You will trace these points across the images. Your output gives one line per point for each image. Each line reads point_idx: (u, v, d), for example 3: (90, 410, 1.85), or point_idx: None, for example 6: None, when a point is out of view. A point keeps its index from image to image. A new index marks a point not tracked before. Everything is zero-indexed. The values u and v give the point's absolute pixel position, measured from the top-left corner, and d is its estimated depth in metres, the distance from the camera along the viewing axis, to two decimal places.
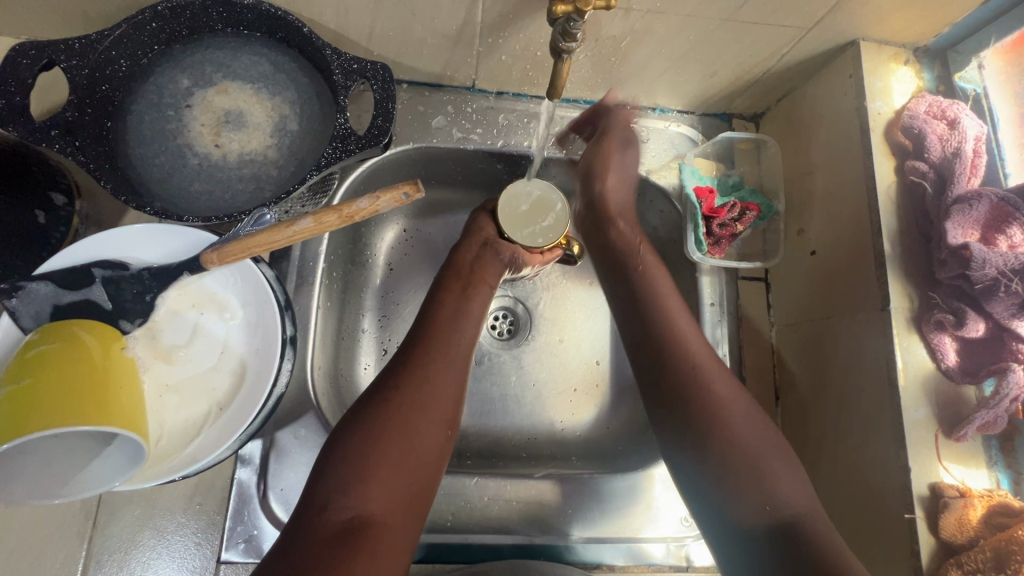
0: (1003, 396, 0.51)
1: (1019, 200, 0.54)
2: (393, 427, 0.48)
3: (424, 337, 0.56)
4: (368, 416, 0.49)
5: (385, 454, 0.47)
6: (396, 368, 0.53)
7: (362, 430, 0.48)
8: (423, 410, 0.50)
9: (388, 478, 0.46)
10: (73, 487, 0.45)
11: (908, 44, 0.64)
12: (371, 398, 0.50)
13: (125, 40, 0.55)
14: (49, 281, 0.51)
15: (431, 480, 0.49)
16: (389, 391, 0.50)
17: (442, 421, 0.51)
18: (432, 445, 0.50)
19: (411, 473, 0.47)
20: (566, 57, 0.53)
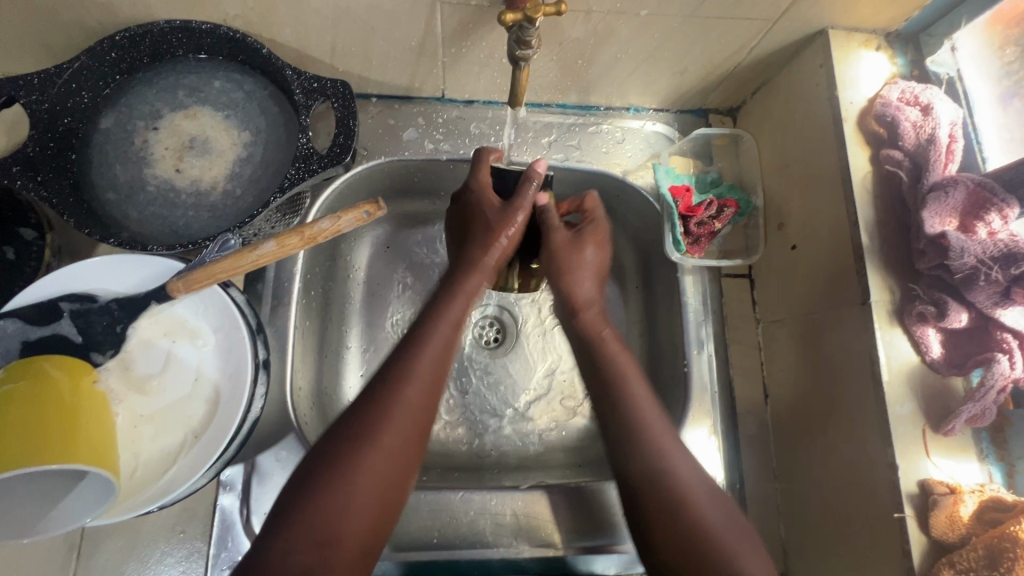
0: (989, 387, 0.50)
1: (994, 184, 0.53)
2: (370, 473, 0.46)
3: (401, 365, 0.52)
4: (339, 455, 0.46)
5: (356, 498, 0.45)
6: (364, 399, 0.50)
7: (335, 473, 0.45)
8: (391, 451, 0.48)
9: (357, 517, 0.45)
10: (43, 525, 0.46)
11: (879, 29, 0.63)
12: (343, 436, 0.48)
13: (85, 71, 0.55)
14: (17, 318, 0.51)
15: (386, 519, 0.47)
16: (361, 430, 0.48)
17: (401, 462, 0.48)
18: (391, 486, 0.47)
19: (379, 500, 0.46)
20: (524, 64, 0.52)
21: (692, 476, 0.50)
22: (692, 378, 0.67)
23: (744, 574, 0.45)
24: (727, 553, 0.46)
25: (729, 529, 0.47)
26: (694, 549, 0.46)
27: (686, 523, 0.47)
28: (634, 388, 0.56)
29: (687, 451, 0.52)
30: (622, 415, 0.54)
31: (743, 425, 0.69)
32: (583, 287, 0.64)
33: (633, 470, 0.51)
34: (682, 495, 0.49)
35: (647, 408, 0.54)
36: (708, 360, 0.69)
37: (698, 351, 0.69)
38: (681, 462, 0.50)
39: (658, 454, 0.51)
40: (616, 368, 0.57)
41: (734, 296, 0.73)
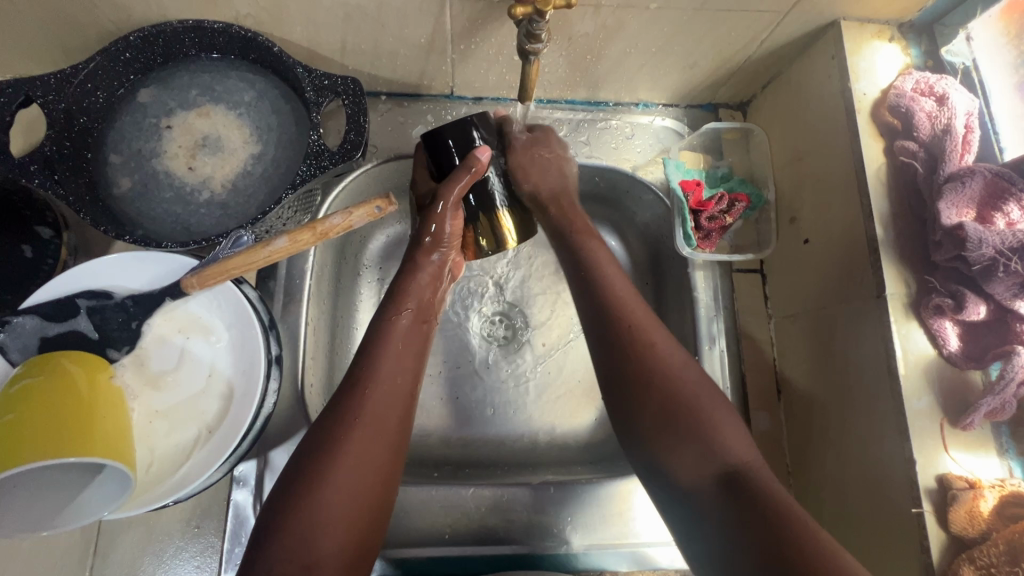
0: (1009, 380, 0.50)
1: (1013, 175, 0.52)
2: (342, 485, 0.45)
3: (364, 373, 0.51)
4: (311, 470, 0.45)
5: (332, 512, 0.44)
6: (334, 413, 0.49)
7: (307, 491, 0.44)
8: (366, 461, 0.47)
9: (338, 530, 0.44)
10: (62, 518, 0.46)
11: (892, 20, 0.62)
12: (313, 452, 0.46)
13: (99, 71, 0.56)
14: (35, 314, 0.52)
15: (376, 525, 0.47)
16: (332, 444, 0.46)
17: (374, 472, 0.47)
18: (371, 491, 0.47)
19: (364, 504, 0.46)
20: (533, 58, 0.52)
21: (677, 363, 0.53)
22: None
23: (732, 452, 0.49)
24: (704, 423, 0.50)
25: (707, 403, 0.51)
26: (672, 423, 0.50)
27: (681, 415, 0.50)
28: (629, 307, 0.56)
29: (671, 338, 0.55)
30: (619, 329, 0.55)
31: (755, 420, 0.68)
32: (546, 182, 0.64)
33: (625, 365, 0.54)
34: (659, 378, 0.52)
35: (641, 314, 0.56)
36: (720, 355, 0.68)
37: (710, 346, 0.68)
38: (660, 346, 0.53)
39: (648, 348, 0.54)
40: (607, 290, 0.57)
41: (746, 292, 0.73)
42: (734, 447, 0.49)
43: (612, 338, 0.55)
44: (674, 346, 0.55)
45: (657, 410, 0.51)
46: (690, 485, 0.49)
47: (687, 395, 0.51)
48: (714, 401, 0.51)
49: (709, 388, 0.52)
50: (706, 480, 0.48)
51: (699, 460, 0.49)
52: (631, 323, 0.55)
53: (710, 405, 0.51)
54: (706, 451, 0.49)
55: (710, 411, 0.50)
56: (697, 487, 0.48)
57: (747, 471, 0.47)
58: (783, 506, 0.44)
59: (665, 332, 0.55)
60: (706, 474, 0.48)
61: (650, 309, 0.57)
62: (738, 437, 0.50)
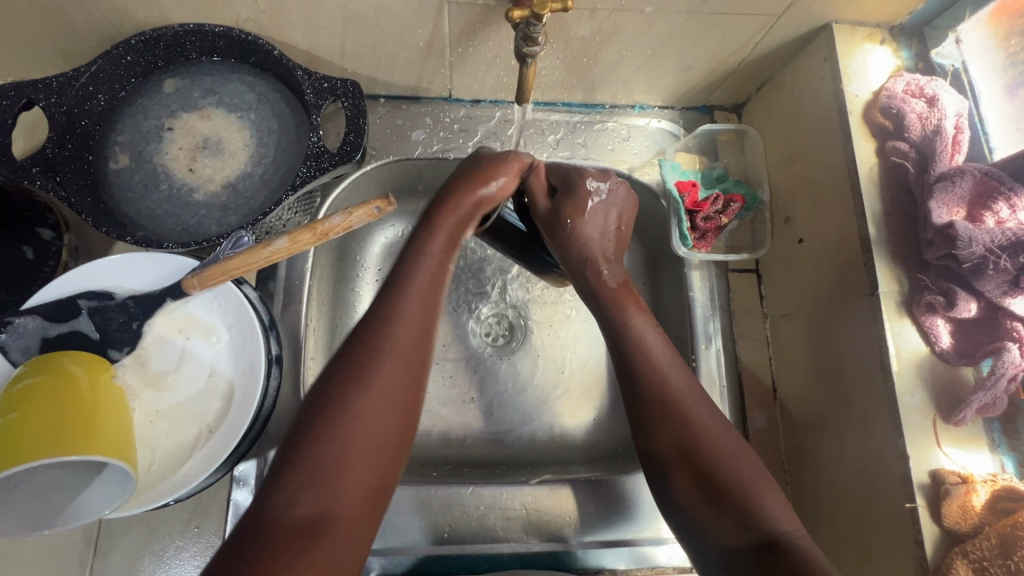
0: (1000, 376, 0.50)
1: (1002, 174, 0.53)
2: (373, 406, 0.43)
3: (388, 305, 0.49)
4: (336, 394, 0.43)
5: (360, 433, 0.42)
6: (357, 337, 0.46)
7: (334, 416, 0.42)
8: (394, 384, 0.44)
9: (367, 454, 0.41)
10: (63, 517, 0.46)
11: (882, 24, 0.63)
12: (339, 376, 0.44)
13: (101, 74, 0.57)
14: (36, 315, 0.52)
15: (398, 452, 0.44)
16: (358, 368, 0.44)
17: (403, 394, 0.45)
18: (398, 412, 0.44)
19: (383, 441, 0.43)
20: (530, 61, 0.53)
21: (717, 431, 0.50)
22: (701, 372, 0.68)
23: (776, 525, 0.44)
24: (744, 489, 0.46)
25: (746, 471, 0.48)
26: (708, 490, 0.47)
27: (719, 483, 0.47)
28: (665, 373, 0.53)
29: (714, 408, 0.52)
30: (653, 399, 0.52)
31: (752, 418, 0.69)
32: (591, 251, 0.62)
33: (657, 434, 0.51)
34: (693, 442, 0.49)
35: (680, 381, 0.53)
36: (717, 355, 0.70)
37: (706, 346, 0.69)
38: (696, 412, 0.51)
39: (682, 414, 0.51)
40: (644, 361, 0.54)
41: (742, 291, 0.73)
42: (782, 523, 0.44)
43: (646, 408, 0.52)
44: (715, 418, 0.51)
45: (694, 476, 0.48)
46: (727, 553, 0.44)
47: (725, 468, 0.48)
48: (758, 474, 0.48)
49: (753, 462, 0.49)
50: (744, 547, 0.44)
51: (735, 529, 0.45)
52: (665, 389, 0.52)
53: (751, 476, 0.47)
54: (743, 517, 0.45)
55: (751, 480, 0.47)
56: (734, 554, 0.44)
57: (789, 544, 0.43)
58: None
59: (704, 399, 0.52)
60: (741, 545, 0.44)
61: (688, 373, 0.55)
62: (783, 510, 0.46)
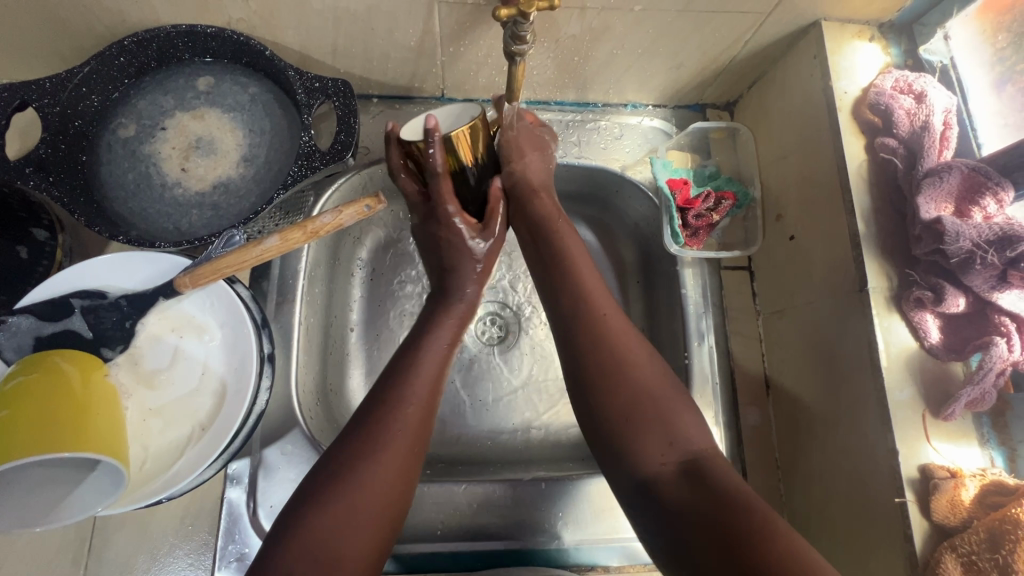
0: (988, 370, 0.50)
1: (989, 169, 0.53)
2: (375, 482, 0.48)
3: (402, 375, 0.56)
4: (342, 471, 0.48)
5: (365, 505, 0.47)
6: (368, 417, 0.52)
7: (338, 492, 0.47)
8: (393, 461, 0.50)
9: (366, 527, 0.46)
10: (54, 514, 0.47)
11: (871, 21, 0.63)
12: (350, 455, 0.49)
13: (94, 75, 0.57)
14: (30, 314, 0.52)
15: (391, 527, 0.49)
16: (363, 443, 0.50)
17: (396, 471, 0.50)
18: (393, 492, 0.49)
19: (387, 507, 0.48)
20: (519, 59, 0.53)
21: (642, 356, 0.55)
22: (693, 370, 0.68)
23: (690, 441, 0.51)
24: (668, 413, 0.52)
25: (671, 397, 0.53)
26: (636, 419, 0.52)
27: (630, 393, 0.53)
28: (622, 345, 0.56)
29: (638, 338, 0.57)
30: (608, 375, 0.54)
31: (745, 415, 0.69)
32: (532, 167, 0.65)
33: (619, 423, 0.52)
34: (623, 375, 0.54)
35: (624, 332, 0.57)
36: (709, 351, 0.70)
37: (699, 342, 0.69)
38: (633, 348, 0.55)
39: (620, 350, 0.55)
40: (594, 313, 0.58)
41: (734, 289, 0.74)
42: (695, 438, 0.51)
43: (604, 387, 0.54)
44: (635, 339, 0.57)
45: (616, 388, 0.53)
46: (648, 477, 0.50)
47: (646, 385, 0.53)
48: (673, 397, 0.53)
49: (671, 384, 0.54)
50: (667, 469, 0.49)
51: (656, 446, 0.50)
52: (592, 310, 0.58)
53: (663, 399, 0.53)
54: (665, 438, 0.51)
55: (663, 394, 0.53)
56: (658, 472, 0.49)
57: (704, 461, 0.50)
58: (736, 498, 0.45)
59: (643, 343, 0.57)
60: (661, 459, 0.50)
61: (650, 348, 0.57)
62: (700, 431, 0.52)
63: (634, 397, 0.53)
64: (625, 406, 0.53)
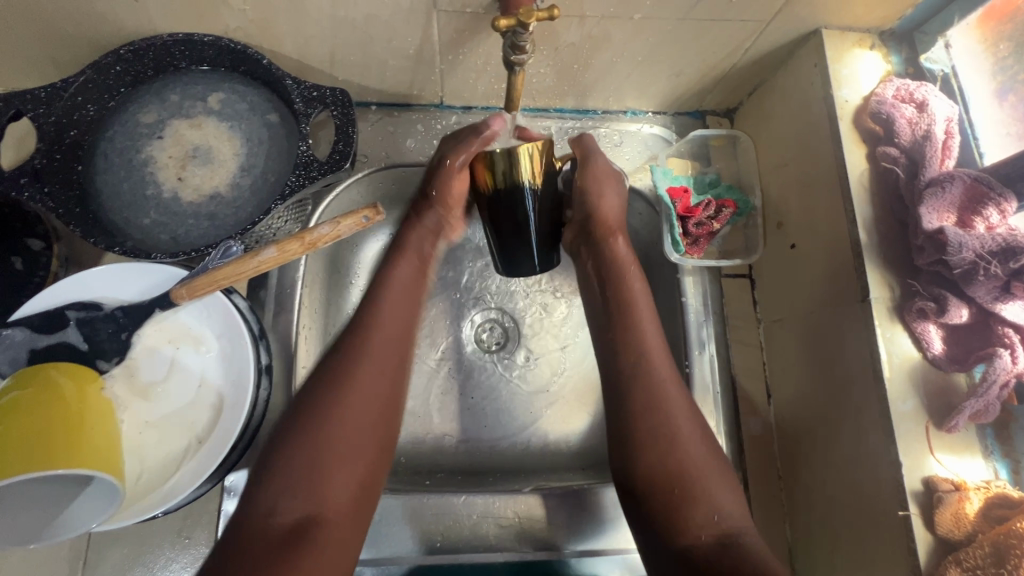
0: (992, 382, 0.50)
1: (992, 179, 0.53)
2: (338, 426, 0.50)
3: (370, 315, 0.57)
4: (309, 418, 0.50)
5: (333, 448, 0.49)
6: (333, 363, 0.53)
7: (305, 438, 0.49)
8: (360, 406, 0.51)
9: (345, 468, 0.49)
10: (48, 530, 0.46)
11: (872, 29, 0.63)
12: (309, 403, 0.51)
13: (90, 85, 0.57)
14: (24, 326, 0.52)
15: (379, 466, 0.51)
16: (326, 396, 0.51)
17: (372, 424, 0.52)
18: (367, 443, 0.51)
19: (367, 459, 0.51)
20: (518, 69, 0.53)
21: (654, 347, 0.58)
22: (694, 379, 0.68)
23: (686, 450, 0.53)
24: (673, 422, 0.54)
25: (712, 468, 0.53)
26: (674, 489, 0.51)
27: (642, 401, 0.55)
28: (637, 300, 0.60)
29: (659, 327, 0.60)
30: (633, 374, 0.56)
31: (747, 425, 0.68)
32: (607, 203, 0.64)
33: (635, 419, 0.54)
34: (668, 446, 0.53)
35: (675, 399, 0.55)
36: (710, 360, 0.69)
37: (699, 351, 0.69)
38: (679, 412, 0.54)
39: (666, 417, 0.54)
40: (645, 369, 0.56)
41: (734, 297, 0.73)
42: (693, 447, 0.53)
43: (631, 393, 0.56)
44: (658, 341, 0.58)
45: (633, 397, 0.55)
46: (682, 548, 0.49)
47: (655, 385, 0.55)
48: (677, 401, 0.55)
49: (677, 388, 0.56)
50: (704, 543, 0.49)
51: (651, 457, 0.53)
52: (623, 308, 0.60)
53: (674, 400, 0.55)
54: (706, 513, 0.50)
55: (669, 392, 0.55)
56: (644, 474, 0.53)
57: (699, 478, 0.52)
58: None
59: (688, 405, 0.55)
60: (651, 468, 0.53)
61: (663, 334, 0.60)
62: (703, 444, 0.54)
63: (646, 406, 0.55)
64: (642, 409, 0.55)
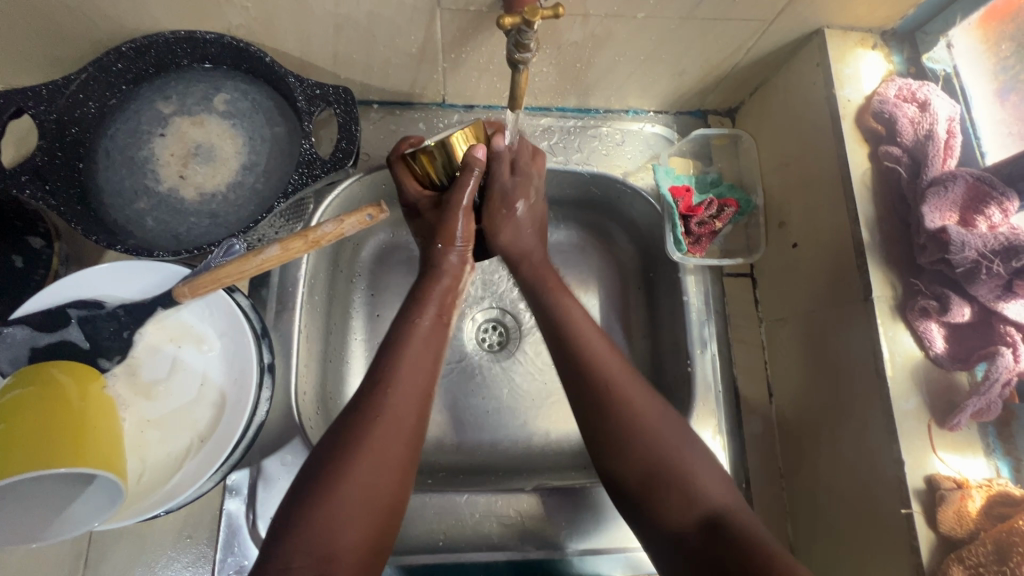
0: (994, 381, 0.50)
1: (994, 178, 0.53)
2: (359, 477, 0.47)
3: (397, 353, 0.54)
4: (332, 467, 0.47)
5: (353, 495, 0.46)
6: (355, 407, 0.51)
7: (326, 489, 0.46)
8: (386, 456, 0.49)
9: (360, 519, 0.46)
10: (51, 529, 0.46)
11: (874, 29, 0.63)
12: (332, 451, 0.48)
13: (92, 82, 0.56)
14: (26, 324, 0.52)
15: (391, 522, 0.48)
16: (349, 443, 0.48)
17: (396, 471, 0.49)
18: (389, 486, 0.48)
19: (377, 511, 0.47)
20: (522, 67, 0.53)
21: (597, 337, 0.57)
22: (696, 378, 0.68)
23: (653, 433, 0.52)
24: (631, 411, 0.53)
25: (686, 449, 0.51)
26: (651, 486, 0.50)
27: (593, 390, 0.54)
28: (574, 310, 0.59)
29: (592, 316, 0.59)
30: (588, 370, 0.55)
31: (748, 423, 0.68)
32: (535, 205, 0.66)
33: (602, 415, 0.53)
34: (639, 436, 0.52)
35: (635, 394, 0.54)
36: (712, 359, 0.69)
37: (702, 350, 0.69)
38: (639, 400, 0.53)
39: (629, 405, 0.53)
40: (595, 367, 0.55)
41: (736, 296, 0.73)
42: (658, 428, 0.52)
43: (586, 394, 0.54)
44: (595, 329, 0.58)
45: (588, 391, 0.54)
46: (674, 535, 0.48)
47: (604, 373, 0.54)
48: (627, 382, 0.54)
49: (626, 372, 0.55)
50: (691, 531, 0.48)
51: (628, 452, 0.51)
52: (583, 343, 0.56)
53: (627, 387, 0.54)
54: (685, 501, 0.49)
55: (620, 379, 0.54)
56: (625, 475, 0.51)
57: (672, 469, 0.50)
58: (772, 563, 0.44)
59: (649, 394, 0.54)
60: (629, 462, 0.51)
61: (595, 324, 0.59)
62: (670, 427, 0.53)
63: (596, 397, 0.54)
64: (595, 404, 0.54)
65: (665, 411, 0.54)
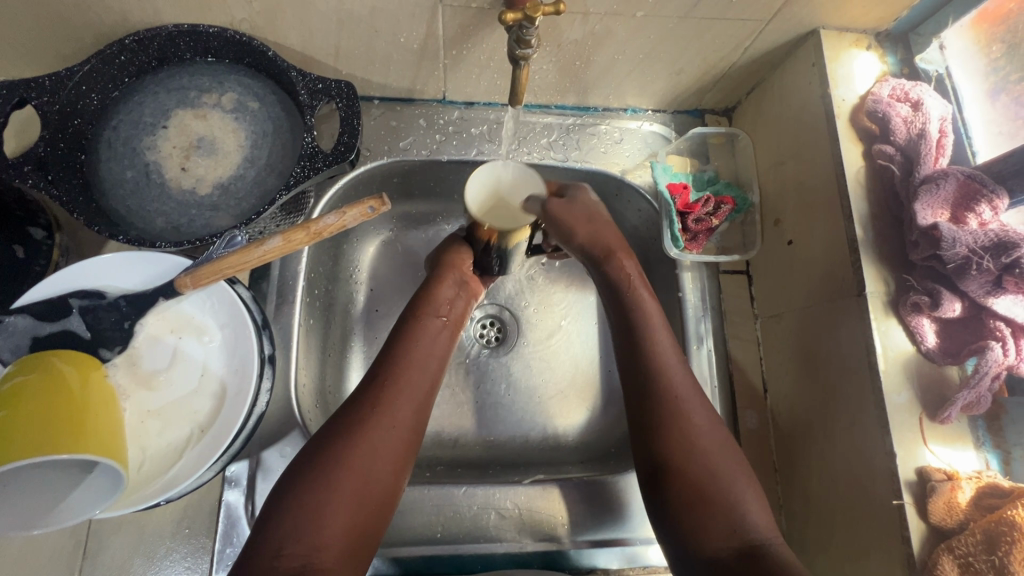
0: (984, 374, 0.51)
1: (985, 176, 0.54)
2: (352, 470, 0.49)
3: (401, 355, 0.58)
4: (329, 454, 0.49)
5: (347, 488, 0.48)
6: (352, 407, 0.53)
7: (323, 475, 0.48)
8: (381, 450, 0.51)
9: (350, 513, 0.47)
10: (49, 516, 0.46)
11: (869, 30, 0.64)
12: (329, 441, 0.50)
13: (95, 74, 0.57)
14: (27, 313, 0.52)
15: (379, 519, 0.50)
16: (346, 434, 0.50)
17: (390, 471, 0.51)
18: (383, 484, 0.50)
19: (368, 507, 0.49)
20: (523, 63, 0.53)
21: (655, 326, 0.60)
22: (692, 373, 0.69)
23: (697, 433, 0.54)
24: (679, 409, 0.55)
25: (733, 478, 0.52)
26: (694, 502, 0.51)
27: (647, 380, 0.57)
28: (646, 313, 0.61)
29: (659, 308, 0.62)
30: (649, 386, 0.57)
31: (744, 418, 0.69)
32: (590, 230, 0.63)
33: (657, 439, 0.54)
34: (687, 459, 0.53)
35: (682, 390, 0.56)
36: (707, 355, 0.71)
37: (697, 346, 0.71)
38: (699, 425, 0.54)
39: (686, 430, 0.54)
40: (665, 396, 0.56)
41: (732, 293, 0.74)
42: (705, 434, 0.54)
43: (642, 387, 0.57)
44: (660, 322, 0.60)
45: (638, 377, 0.58)
46: (710, 557, 0.48)
47: (658, 363, 0.57)
48: (679, 384, 0.56)
49: (680, 373, 0.57)
50: (728, 554, 0.48)
51: (665, 436, 0.54)
52: (631, 335, 0.60)
53: (681, 386, 0.56)
54: (725, 521, 0.49)
55: (669, 367, 0.57)
56: (659, 456, 0.54)
57: (715, 479, 0.51)
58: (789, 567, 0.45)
59: (699, 398, 0.56)
60: (664, 448, 0.54)
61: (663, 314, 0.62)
62: (711, 425, 0.55)
63: (650, 387, 0.57)
64: (644, 390, 0.57)
65: (709, 415, 0.56)
